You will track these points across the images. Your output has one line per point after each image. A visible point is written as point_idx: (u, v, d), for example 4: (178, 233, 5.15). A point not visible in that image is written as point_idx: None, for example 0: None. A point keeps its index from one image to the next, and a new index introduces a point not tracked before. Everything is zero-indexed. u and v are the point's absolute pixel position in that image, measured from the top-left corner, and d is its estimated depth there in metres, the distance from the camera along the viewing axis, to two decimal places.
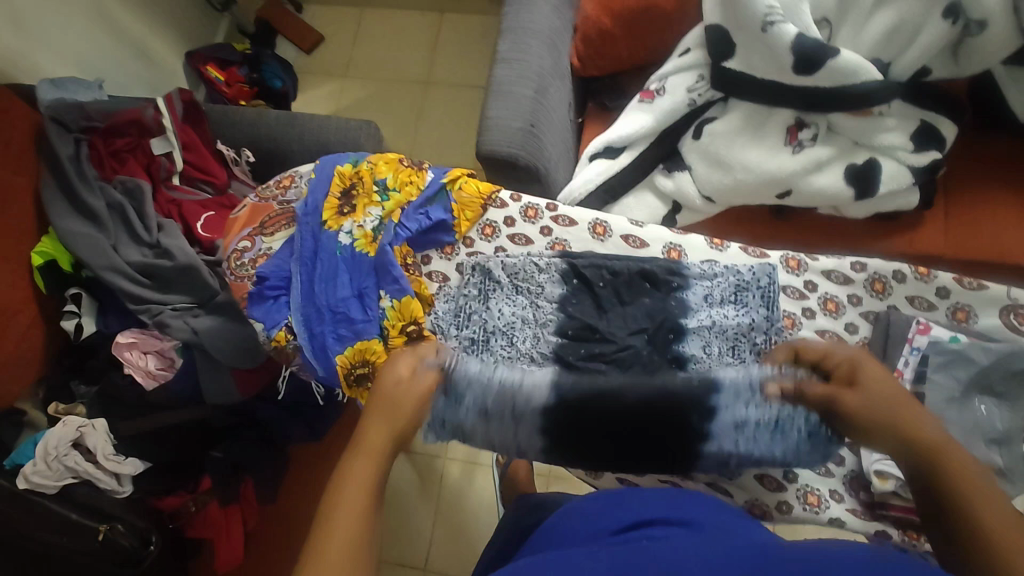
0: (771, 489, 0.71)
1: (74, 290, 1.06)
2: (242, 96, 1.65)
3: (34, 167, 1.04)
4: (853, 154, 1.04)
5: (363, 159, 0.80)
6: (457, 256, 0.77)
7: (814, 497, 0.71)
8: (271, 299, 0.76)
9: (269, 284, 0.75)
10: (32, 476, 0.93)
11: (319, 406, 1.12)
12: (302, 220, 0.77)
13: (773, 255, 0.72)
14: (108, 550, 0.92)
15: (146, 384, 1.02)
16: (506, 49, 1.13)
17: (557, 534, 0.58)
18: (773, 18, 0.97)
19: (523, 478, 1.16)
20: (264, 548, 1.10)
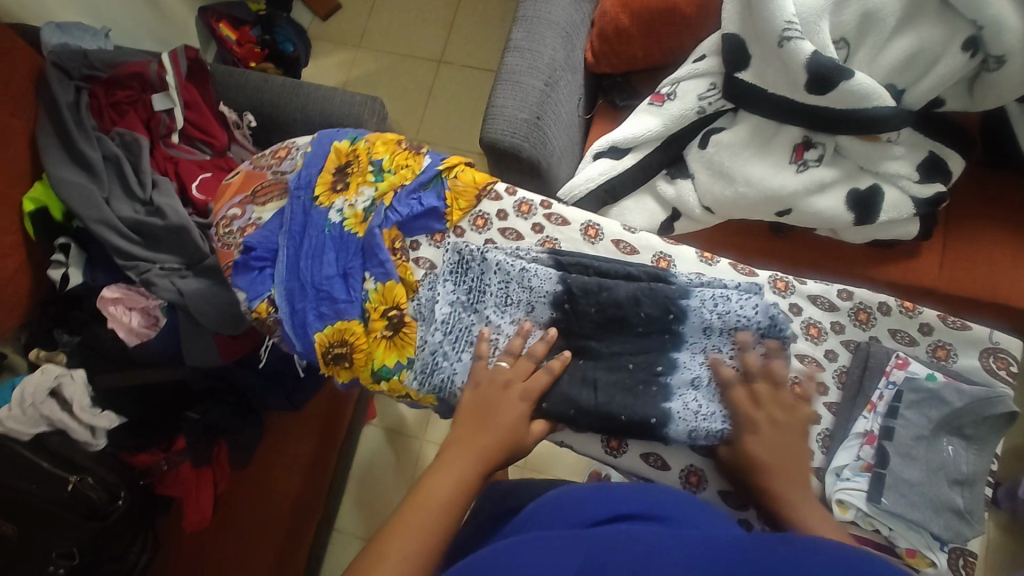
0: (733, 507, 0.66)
1: (63, 239, 1.05)
2: (252, 57, 1.64)
3: (32, 111, 1.04)
4: (858, 179, 1.04)
5: (361, 137, 0.79)
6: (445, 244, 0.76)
7: None
8: (256, 269, 0.75)
9: (255, 255, 0.75)
10: (7, 420, 0.93)
11: (299, 377, 1.12)
12: (294, 193, 0.76)
13: (762, 275, 0.72)
14: (76, 502, 0.93)
15: (127, 340, 1.01)
16: (519, 38, 1.11)
17: (533, 518, 0.58)
18: (790, 34, 0.95)
19: None
20: (231, 513, 1.11)
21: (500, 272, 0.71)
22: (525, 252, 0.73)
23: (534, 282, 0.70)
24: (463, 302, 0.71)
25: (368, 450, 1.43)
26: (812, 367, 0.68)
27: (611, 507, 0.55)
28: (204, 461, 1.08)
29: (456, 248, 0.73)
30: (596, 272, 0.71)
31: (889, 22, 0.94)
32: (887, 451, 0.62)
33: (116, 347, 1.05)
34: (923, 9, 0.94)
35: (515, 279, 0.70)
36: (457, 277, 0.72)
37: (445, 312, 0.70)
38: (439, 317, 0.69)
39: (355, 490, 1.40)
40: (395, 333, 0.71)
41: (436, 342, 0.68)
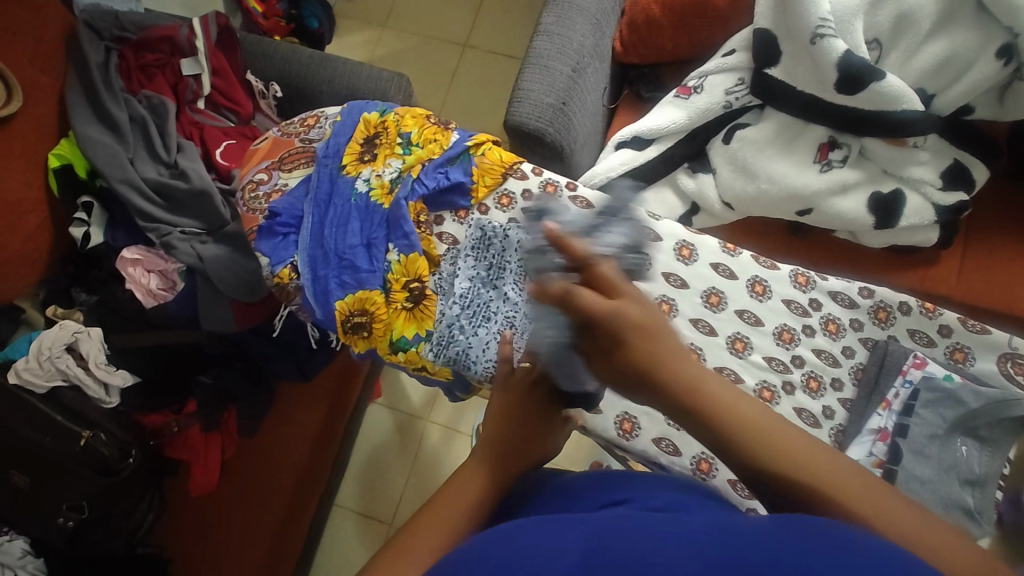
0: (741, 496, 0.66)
1: (87, 198, 1.06)
2: (278, 31, 1.65)
3: (62, 69, 1.04)
4: (881, 183, 1.03)
5: (391, 110, 0.80)
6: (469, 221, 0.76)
7: None
8: (280, 235, 0.75)
9: (280, 221, 0.75)
10: (24, 372, 0.96)
11: (312, 349, 1.13)
12: (322, 161, 0.77)
13: (784, 268, 0.72)
14: (88, 457, 0.95)
15: (145, 301, 1.03)
16: (549, 22, 1.11)
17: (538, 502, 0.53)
18: (824, 31, 0.95)
19: None
20: (239, 479, 1.11)
21: (519, 251, 0.72)
22: None
23: None
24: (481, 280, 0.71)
25: (372, 428, 1.44)
26: (829, 362, 0.69)
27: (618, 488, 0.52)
28: (213, 426, 1.09)
29: (477, 226, 0.74)
30: None
31: (924, 25, 0.93)
32: (901, 449, 0.63)
33: (133, 308, 1.06)
34: (959, 13, 0.93)
35: None
36: (477, 255, 0.73)
37: (462, 289, 0.71)
38: (457, 293, 0.71)
39: (357, 465, 1.42)
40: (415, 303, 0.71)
41: (452, 315, 0.70)
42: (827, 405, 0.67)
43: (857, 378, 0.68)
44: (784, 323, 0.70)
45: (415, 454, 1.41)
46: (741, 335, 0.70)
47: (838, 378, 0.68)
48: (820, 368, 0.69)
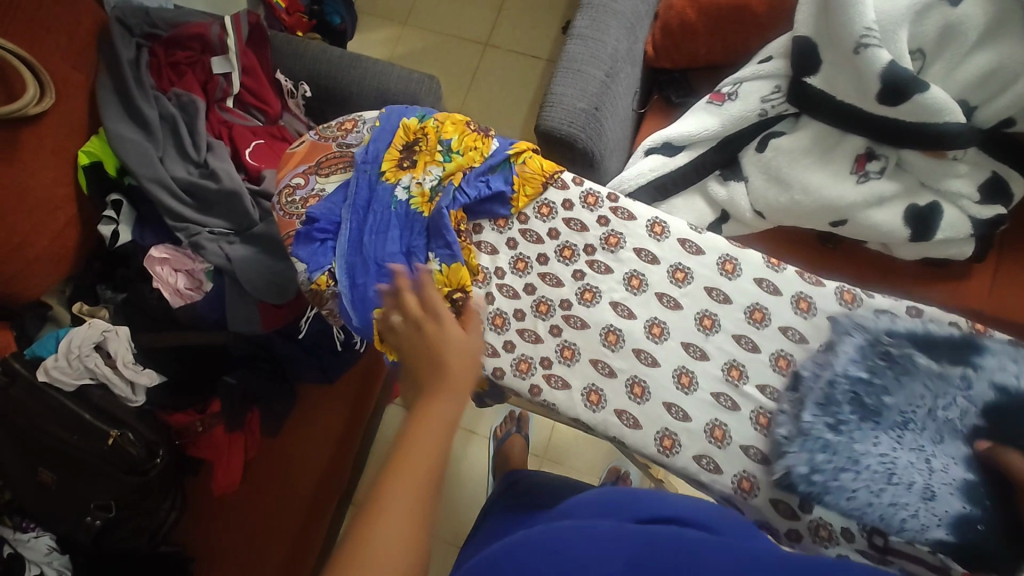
0: (783, 515, 0.65)
1: (115, 196, 1.06)
2: (300, 27, 1.62)
3: (93, 65, 1.04)
4: (917, 195, 1.01)
5: (431, 116, 0.79)
6: (509, 230, 0.76)
7: (827, 532, 0.63)
8: (318, 241, 0.75)
9: (318, 226, 0.75)
10: (53, 370, 0.96)
11: (336, 351, 1.12)
12: (362, 167, 0.76)
13: (829, 285, 0.70)
14: (116, 455, 0.95)
15: (173, 301, 1.03)
16: (583, 25, 1.09)
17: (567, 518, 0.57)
18: (868, 41, 0.93)
19: (517, 456, 1.21)
20: (261, 479, 1.11)
21: (937, 374, 0.64)
22: (869, 326, 0.67)
23: (942, 399, 0.63)
24: (871, 403, 0.64)
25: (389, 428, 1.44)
26: None
27: (662, 509, 0.55)
28: (237, 425, 1.08)
29: (879, 343, 0.66)
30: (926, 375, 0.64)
31: (970, 37, 0.92)
32: (932, 486, 0.61)
33: (159, 308, 1.05)
34: (1008, 26, 0.91)
35: (945, 391, 0.64)
36: (883, 374, 0.65)
37: (845, 407, 0.64)
38: (821, 415, 0.65)
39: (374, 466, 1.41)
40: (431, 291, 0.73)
41: (831, 440, 0.63)
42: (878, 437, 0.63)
43: (908, 416, 0.64)
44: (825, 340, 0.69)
45: None
46: (785, 352, 0.69)
47: (889, 411, 0.64)
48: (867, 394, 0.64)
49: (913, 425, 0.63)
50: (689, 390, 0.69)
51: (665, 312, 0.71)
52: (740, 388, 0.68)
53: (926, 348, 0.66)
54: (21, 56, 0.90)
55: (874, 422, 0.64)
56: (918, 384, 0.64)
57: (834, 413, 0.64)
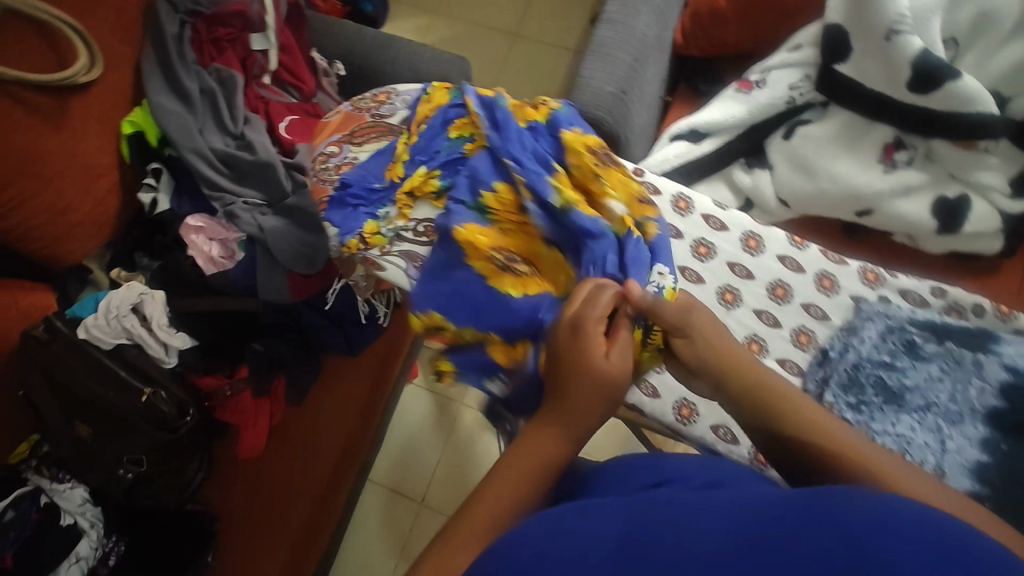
0: None
1: (156, 165, 1.10)
2: (334, 13, 1.65)
3: (139, 39, 1.08)
4: (945, 187, 1.01)
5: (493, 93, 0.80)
6: None
7: None
8: (350, 207, 0.77)
9: (352, 192, 0.77)
10: (93, 328, 1.00)
11: (360, 325, 1.15)
12: (432, 130, 0.78)
13: (852, 264, 0.71)
14: (149, 413, 0.99)
15: (205, 267, 1.06)
16: (614, 11, 1.11)
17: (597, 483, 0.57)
18: (901, 28, 0.94)
19: None
20: (284, 446, 1.14)
21: (954, 358, 0.62)
22: (871, 308, 0.68)
23: (938, 370, 0.62)
24: (890, 386, 0.62)
25: (407, 407, 1.47)
26: None
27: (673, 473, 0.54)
28: (264, 392, 1.11)
29: (890, 325, 0.66)
30: (937, 353, 0.63)
31: (1005, 26, 0.92)
32: (943, 466, 0.58)
33: (194, 275, 1.09)
34: None
35: (966, 371, 0.62)
36: (895, 355, 0.64)
37: (868, 394, 0.62)
38: (839, 397, 0.63)
39: (391, 444, 1.44)
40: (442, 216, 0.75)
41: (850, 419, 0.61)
42: (899, 419, 0.60)
43: (933, 401, 0.61)
44: (840, 315, 0.69)
45: (448, 435, 1.43)
46: (805, 328, 0.69)
47: (911, 394, 0.62)
48: (890, 377, 0.62)
49: (939, 409, 0.60)
50: None
51: (686, 284, 0.72)
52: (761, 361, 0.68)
53: (941, 337, 0.64)
54: (72, 26, 0.94)
55: (893, 403, 0.62)
56: (930, 366, 0.62)
57: (849, 389, 0.63)
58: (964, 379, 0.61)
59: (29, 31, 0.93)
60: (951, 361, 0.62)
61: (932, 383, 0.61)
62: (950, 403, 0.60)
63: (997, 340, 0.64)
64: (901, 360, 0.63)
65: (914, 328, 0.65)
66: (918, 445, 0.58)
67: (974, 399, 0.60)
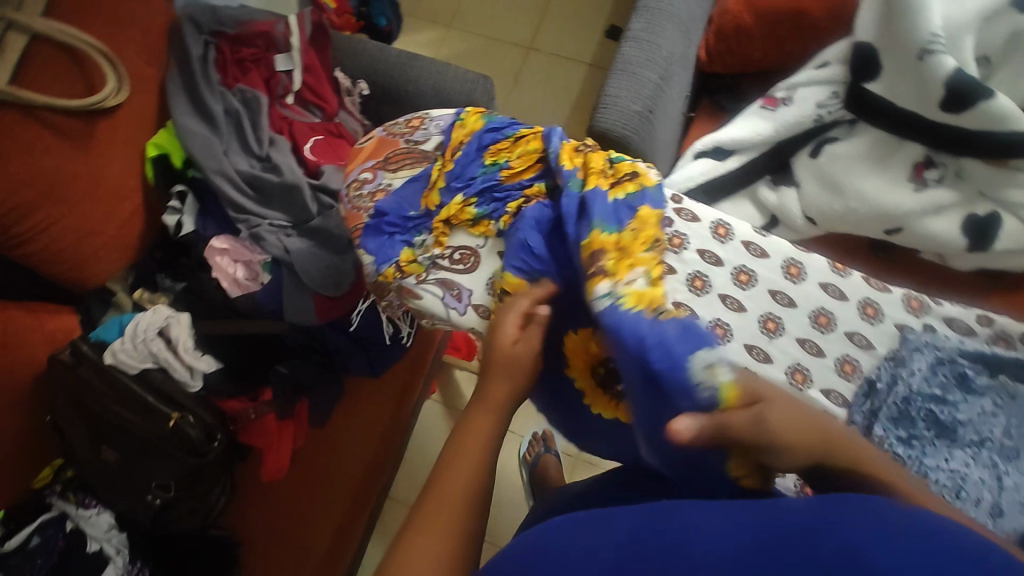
0: None
1: (180, 188, 1.09)
2: (349, 27, 1.65)
3: (164, 60, 1.08)
4: (976, 205, 0.99)
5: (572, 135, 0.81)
6: None
7: None
8: (386, 235, 0.77)
9: (387, 220, 0.77)
10: (120, 354, 1.00)
11: (384, 346, 1.14)
12: (466, 156, 0.78)
13: (896, 292, 0.72)
14: (176, 438, 0.98)
15: (230, 290, 1.06)
16: (638, 28, 1.11)
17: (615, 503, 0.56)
18: (934, 47, 0.92)
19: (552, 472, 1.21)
20: (307, 468, 1.14)
21: (1002, 392, 0.63)
22: (916, 337, 0.68)
23: (989, 405, 0.63)
24: (942, 419, 0.62)
25: (425, 425, 1.46)
26: None
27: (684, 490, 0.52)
28: (287, 414, 1.11)
29: (939, 357, 0.66)
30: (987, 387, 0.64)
31: None
32: (1000, 504, 0.56)
33: (219, 297, 1.09)
34: None
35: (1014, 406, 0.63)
36: (945, 387, 0.64)
37: (919, 426, 0.62)
38: (889, 429, 0.63)
39: (408, 463, 1.43)
40: (480, 245, 0.76)
41: (902, 454, 0.61)
42: (951, 453, 0.60)
43: (985, 437, 0.61)
44: (886, 343, 0.70)
45: None
46: (850, 357, 0.69)
47: (963, 428, 0.62)
48: (941, 411, 0.62)
49: (992, 444, 0.60)
50: None
51: (729, 313, 0.71)
52: (805, 392, 0.68)
53: (987, 370, 0.66)
54: (99, 48, 0.94)
55: (945, 436, 0.62)
56: (982, 400, 0.63)
57: (899, 422, 0.63)
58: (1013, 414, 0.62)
59: (61, 56, 0.93)
60: (1002, 396, 0.63)
61: (984, 417, 0.62)
62: (1001, 437, 0.61)
63: None
64: (952, 394, 0.64)
65: (962, 361, 0.66)
66: (973, 480, 0.58)
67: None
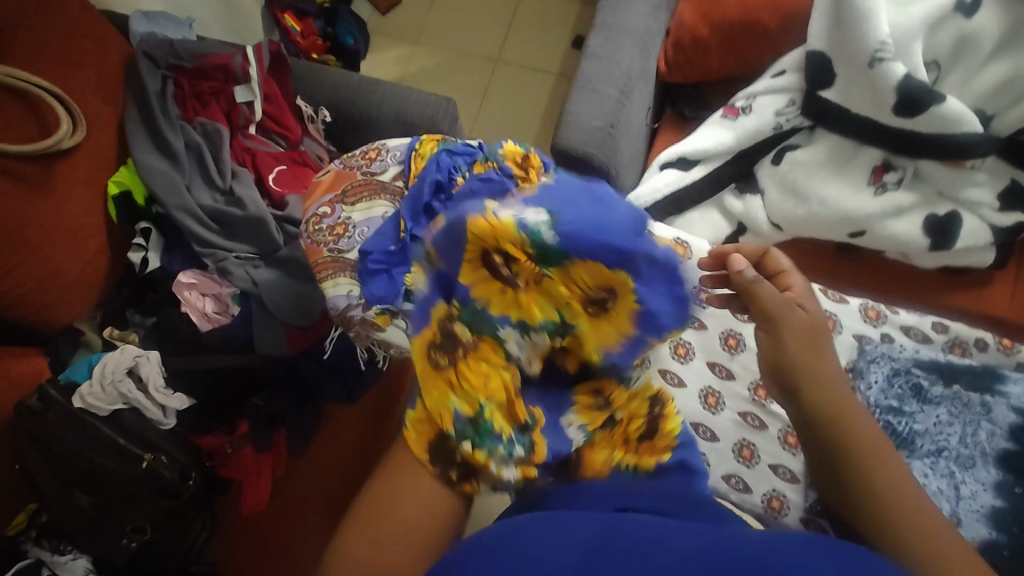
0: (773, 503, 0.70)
1: (145, 224, 1.08)
2: (314, 49, 1.65)
3: (121, 98, 1.07)
4: (936, 205, 1.01)
5: (530, 224, 0.54)
6: None
7: (777, 502, 0.70)
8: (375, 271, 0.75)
9: (373, 258, 0.73)
10: (88, 397, 0.98)
11: (359, 371, 1.13)
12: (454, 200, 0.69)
13: (854, 303, 0.76)
14: (150, 479, 0.97)
15: (201, 325, 1.05)
16: (597, 45, 1.11)
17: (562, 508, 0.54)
18: (883, 55, 0.95)
19: None
20: (286, 499, 1.13)
21: (960, 401, 0.67)
22: (872, 349, 0.72)
23: (944, 416, 0.67)
24: (901, 431, 0.67)
25: None
26: None
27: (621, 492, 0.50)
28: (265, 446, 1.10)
29: (899, 369, 0.70)
30: (946, 397, 0.68)
31: (984, 48, 0.93)
32: (958, 513, 0.62)
33: (188, 332, 1.08)
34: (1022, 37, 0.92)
35: (968, 414, 0.67)
36: (902, 399, 0.68)
37: (878, 438, 0.67)
38: None
39: None
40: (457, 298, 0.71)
41: None
42: (910, 464, 0.65)
43: (942, 446, 0.65)
44: (844, 351, 0.74)
45: None
46: None
47: (921, 439, 0.66)
48: (899, 422, 0.67)
49: (948, 453, 0.65)
50: (715, 410, 0.75)
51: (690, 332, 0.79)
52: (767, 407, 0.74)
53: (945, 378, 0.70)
54: (52, 91, 0.93)
55: (903, 447, 0.66)
56: (938, 411, 0.67)
57: None
58: (968, 422, 0.66)
59: (13, 101, 0.92)
60: (957, 404, 0.67)
61: (939, 428, 0.66)
62: (954, 446, 0.65)
63: (1002, 379, 0.68)
64: (910, 406, 0.68)
65: (921, 371, 0.70)
66: (928, 491, 0.63)
67: (979, 441, 0.65)
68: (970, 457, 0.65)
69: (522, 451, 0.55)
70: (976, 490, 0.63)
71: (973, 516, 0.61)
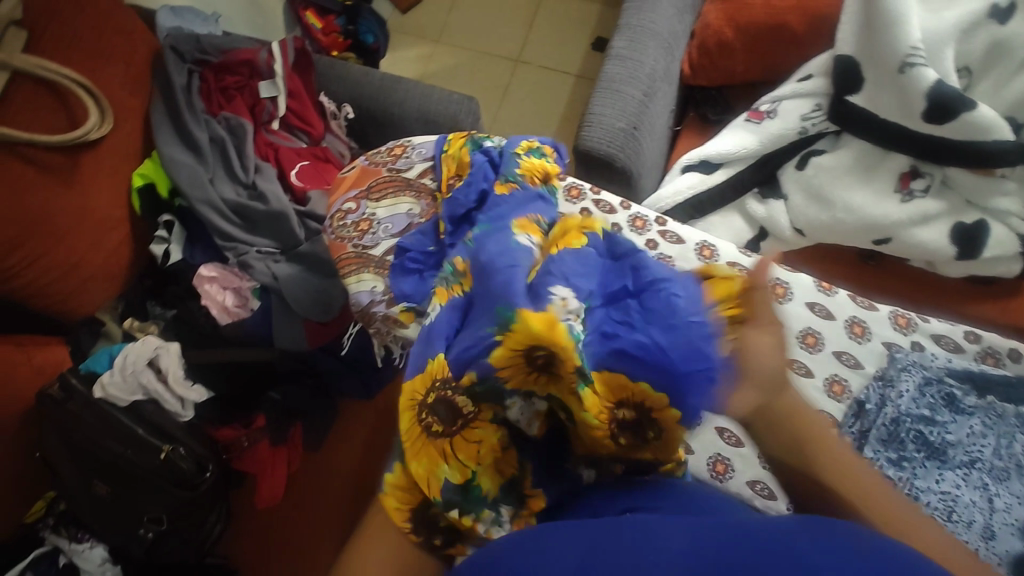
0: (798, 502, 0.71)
1: (167, 217, 1.09)
2: (335, 46, 1.66)
3: (147, 91, 1.08)
4: (963, 214, 0.99)
5: (578, 330, 0.54)
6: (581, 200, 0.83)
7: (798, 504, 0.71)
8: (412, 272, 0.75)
9: (410, 257, 0.75)
10: (109, 386, 1.00)
11: (377, 368, 1.13)
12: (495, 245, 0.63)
13: (884, 310, 0.75)
14: (167, 469, 0.98)
15: (220, 318, 1.06)
16: (622, 46, 1.11)
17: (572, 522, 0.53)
18: (914, 60, 0.94)
19: None
20: (301, 494, 1.13)
21: (997, 412, 0.67)
22: (902, 356, 0.71)
23: (977, 426, 0.66)
24: (934, 439, 0.66)
25: None
26: None
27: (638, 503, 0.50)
28: (281, 440, 1.11)
29: (931, 378, 0.69)
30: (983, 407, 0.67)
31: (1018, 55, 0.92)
32: (992, 526, 0.62)
33: (208, 325, 1.08)
34: None
35: (1003, 425, 0.66)
36: (931, 407, 0.68)
37: (909, 448, 0.66)
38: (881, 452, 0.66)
39: None
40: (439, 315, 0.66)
41: (895, 476, 0.65)
42: (941, 475, 0.64)
43: (975, 457, 0.65)
44: (870, 355, 0.72)
45: None
46: (840, 378, 0.72)
47: (953, 449, 0.66)
48: (932, 432, 0.67)
49: (982, 465, 0.65)
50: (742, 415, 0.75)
51: None
52: None
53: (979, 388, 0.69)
54: (81, 83, 0.94)
55: (935, 457, 0.66)
56: (972, 422, 0.66)
57: (893, 444, 0.67)
58: (1004, 434, 0.66)
59: (42, 93, 0.93)
60: (992, 415, 0.66)
61: (973, 438, 0.66)
62: (990, 458, 0.65)
63: None
64: (942, 414, 0.67)
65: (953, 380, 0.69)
66: (962, 502, 0.63)
67: (1014, 453, 0.65)
68: (1004, 469, 0.64)
69: (510, 510, 0.56)
70: (1011, 503, 0.63)
71: (1007, 530, 0.61)
